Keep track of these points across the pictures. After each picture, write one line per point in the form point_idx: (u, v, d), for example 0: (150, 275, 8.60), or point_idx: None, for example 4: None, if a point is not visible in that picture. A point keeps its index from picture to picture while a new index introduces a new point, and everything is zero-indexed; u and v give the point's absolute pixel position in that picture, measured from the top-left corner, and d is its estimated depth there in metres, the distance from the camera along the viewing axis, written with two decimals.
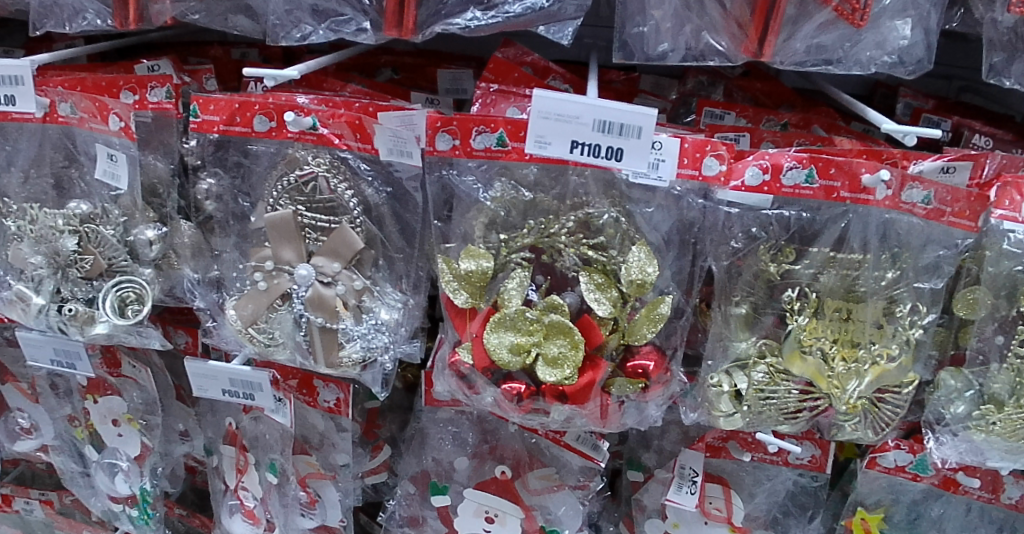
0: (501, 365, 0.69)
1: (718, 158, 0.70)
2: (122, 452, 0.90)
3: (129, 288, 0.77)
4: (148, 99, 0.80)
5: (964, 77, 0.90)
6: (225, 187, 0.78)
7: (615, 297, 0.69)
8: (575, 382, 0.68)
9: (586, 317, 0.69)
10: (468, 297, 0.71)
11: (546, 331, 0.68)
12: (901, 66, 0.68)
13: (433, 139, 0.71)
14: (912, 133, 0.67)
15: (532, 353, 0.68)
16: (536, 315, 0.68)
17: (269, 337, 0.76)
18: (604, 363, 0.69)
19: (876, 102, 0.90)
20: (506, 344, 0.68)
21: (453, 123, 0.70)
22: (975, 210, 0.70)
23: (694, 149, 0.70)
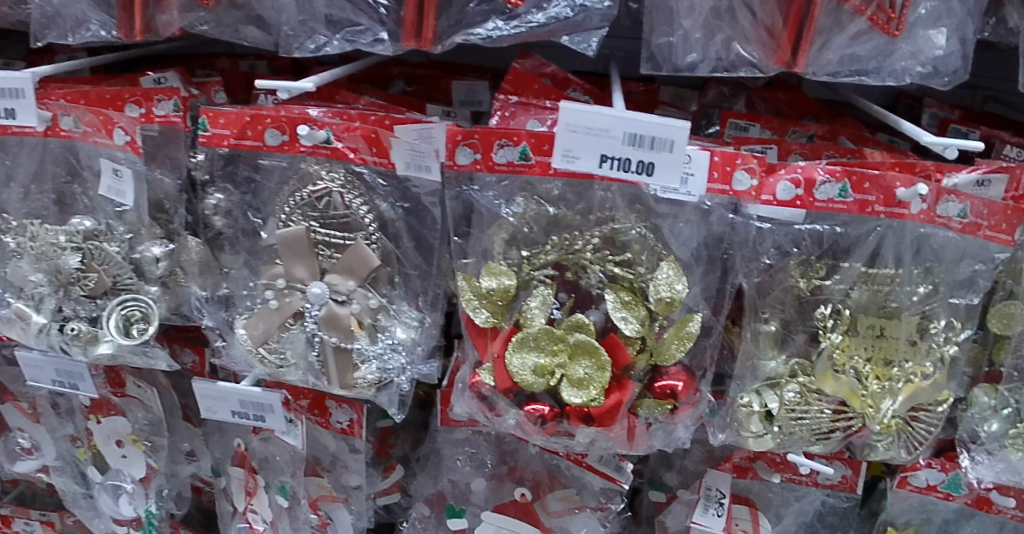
0: (525, 387, 0.65)
1: (749, 171, 0.68)
2: (127, 474, 0.87)
3: (134, 307, 0.75)
4: (154, 112, 0.76)
5: (989, 87, 0.87)
6: (234, 203, 0.75)
7: (643, 316, 0.66)
8: (603, 404, 0.65)
9: (614, 337, 0.66)
10: (490, 316, 0.68)
11: (572, 352, 0.65)
12: (936, 76, 0.65)
13: (453, 153, 0.68)
14: (953, 146, 0.65)
15: (557, 375, 0.65)
16: (561, 335, 0.65)
17: (280, 358, 0.73)
18: (631, 384, 0.66)
19: (900, 112, 0.87)
20: (529, 366, 0.65)
21: (474, 136, 0.67)
22: (1012, 224, 0.68)
23: (723, 163, 0.67)
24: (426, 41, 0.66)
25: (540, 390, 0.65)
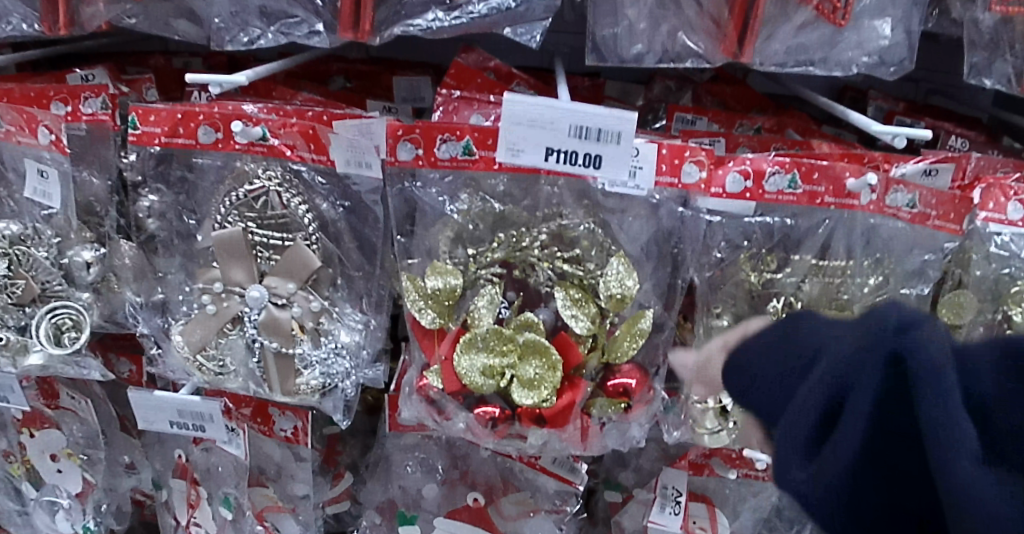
0: (474, 389, 0.63)
1: (698, 164, 0.66)
2: (62, 489, 0.84)
3: (65, 314, 0.71)
4: (82, 110, 0.73)
5: (931, 81, 0.87)
6: (168, 204, 0.72)
7: (594, 314, 0.64)
8: (554, 404, 0.63)
9: (564, 336, 0.64)
10: (437, 317, 0.66)
11: (521, 352, 0.63)
12: (881, 66, 0.65)
13: (394, 148, 0.66)
14: (902, 135, 0.64)
15: (506, 376, 0.63)
16: (509, 335, 0.63)
17: (219, 365, 0.70)
18: (583, 383, 0.64)
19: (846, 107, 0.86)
20: (478, 368, 0.63)
21: (415, 131, 0.66)
22: (960, 213, 0.68)
23: (671, 155, 0.66)
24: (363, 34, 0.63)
25: (490, 393, 0.63)
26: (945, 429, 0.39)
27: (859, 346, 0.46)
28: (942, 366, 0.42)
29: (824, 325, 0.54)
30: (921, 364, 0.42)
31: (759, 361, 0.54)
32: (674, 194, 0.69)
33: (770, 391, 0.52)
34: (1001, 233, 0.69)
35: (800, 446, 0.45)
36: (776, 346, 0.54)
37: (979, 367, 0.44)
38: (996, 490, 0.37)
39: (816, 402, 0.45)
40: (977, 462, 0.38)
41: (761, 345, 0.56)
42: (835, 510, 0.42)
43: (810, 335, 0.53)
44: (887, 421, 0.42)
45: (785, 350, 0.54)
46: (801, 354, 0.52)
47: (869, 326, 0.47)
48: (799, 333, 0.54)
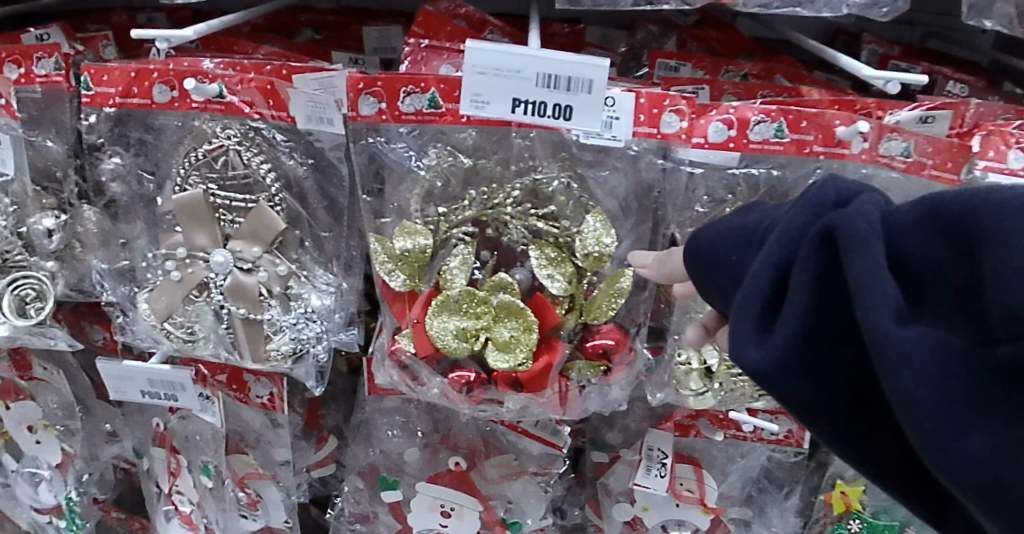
0: (448, 354, 0.61)
1: (678, 113, 0.63)
2: (42, 460, 0.83)
3: (27, 285, 0.68)
4: (35, 71, 0.69)
5: (929, 23, 0.83)
6: (129, 167, 0.69)
7: (571, 274, 0.62)
8: (531, 369, 0.61)
9: (541, 296, 0.62)
10: (406, 280, 0.63)
11: (496, 314, 0.61)
12: (874, 7, 0.61)
13: (356, 103, 0.63)
14: (895, 80, 0.60)
15: (481, 340, 0.61)
16: (483, 297, 0.61)
17: (188, 332, 0.68)
18: (560, 345, 0.62)
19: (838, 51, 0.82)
20: (451, 332, 0.60)
21: (377, 84, 0.63)
22: (957, 162, 0.64)
23: (650, 105, 0.63)
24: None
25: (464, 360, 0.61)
26: (868, 290, 0.36)
27: (802, 216, 0.42)
28: (872, 231, 0.38)
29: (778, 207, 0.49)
30: (851, 233, 0.38)
31: (711, 243, 0.50)
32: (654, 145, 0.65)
33: (722, 273, 0.48)
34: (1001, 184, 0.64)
35: (746, 325, 0.42)
36: (730, 225, 0.50)
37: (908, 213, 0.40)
38: (921, 347, 0.35)
39: (756, 278, 0.42)
40: (900, 320, 0.36)
41: (716, 227, 0.51)
42: (791, 383, 0.40)
43: (761, 214, 0.49)
44: (826, 289, 0.40)
45: (735, 226, 0.50)
46: (756, 231, 0.48)
47: (809, 198, 0.43)
48: (754, 215, 0.50)
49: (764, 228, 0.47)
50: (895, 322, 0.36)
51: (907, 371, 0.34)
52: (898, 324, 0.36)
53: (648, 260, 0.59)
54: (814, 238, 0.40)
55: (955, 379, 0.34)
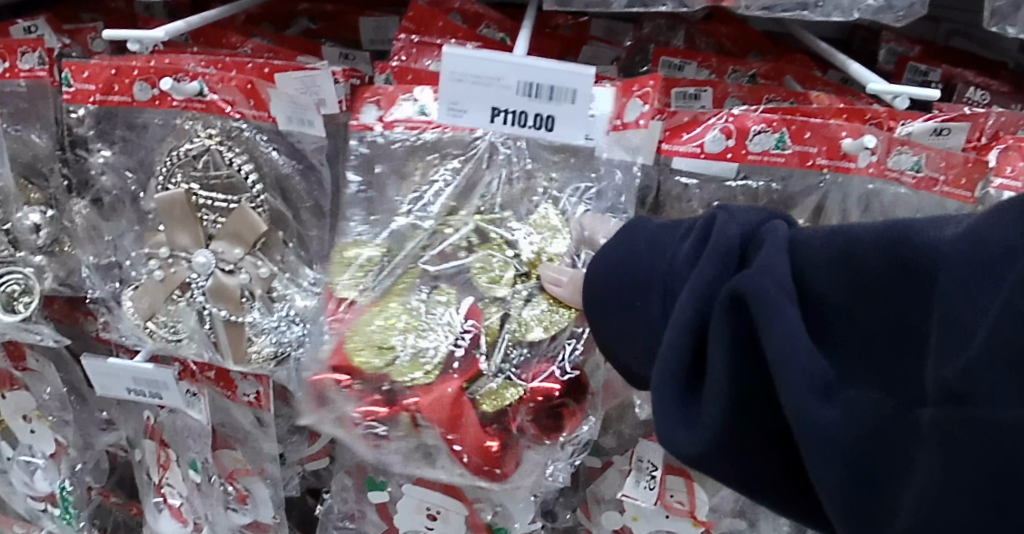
0: (359, 367, 0.52)
1: (642, 97, 0.60)
2: (37, 449, 0.83)
3: (13, 280, 0.68)
4: (19, 66, 0.68)
5: (954, 21, 0.78)
6: (115, 163, 0.68)
7: (509, 280, 0.55)
8: (437, 385, 0.52)
9: (474, 306, 0.55)
10: (348, 279, 0.57)
11: (421, 319, 0.54)
12: (888, 12, 0.57)
13: (360, 109, 0.63)
14: (906, 94, 0.58)
15: (398, 348, 0.52)
16: (421, 303, 0.55)
17: (171, 332, 0.66)
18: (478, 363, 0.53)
19: (857, 48, 0.78)
20: (367, 338, 0.53)
21: (379, 92, 0.63)
22: (972, 178, 0.61)
23: (620, 95, 0.61)
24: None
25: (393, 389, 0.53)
26: (790, 366, 0.35)
27: (707, 270, 0.42)
28: (782, 295, 0.38)
29: (670, 236, 0.48)
30: (763, 301, 0.37)
31: (606, 275, 0.50)
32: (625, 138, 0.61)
33: (628, 314, 0.49)
34: None
35: (668, 401, 0.41)
36: (623, 254, 0.49)
37: (828, 267, 0.39)
38: (841, 425, 0.34)
39: (669, 347, 0.42)
40: (827, 394, 0.35)
41: (614, 260, 0.49)
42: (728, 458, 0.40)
43: (653, 244, 0.48)
44: (746, 355, 0.39)
45: (626, 250, 0.49)
46: (653, 269, 0.47)
47: (713, 248, 0.43)
48: (645, 239, 0.49)
49: (662, 268, 0.46)
50: (818, 397, 0.35)
51: (829, 450, 0.34)
52: (823, 398, 0.35)
53: (560, 278, 0.55)
54: (723, 299, 0.39)
55: (881, 454, 0.34)
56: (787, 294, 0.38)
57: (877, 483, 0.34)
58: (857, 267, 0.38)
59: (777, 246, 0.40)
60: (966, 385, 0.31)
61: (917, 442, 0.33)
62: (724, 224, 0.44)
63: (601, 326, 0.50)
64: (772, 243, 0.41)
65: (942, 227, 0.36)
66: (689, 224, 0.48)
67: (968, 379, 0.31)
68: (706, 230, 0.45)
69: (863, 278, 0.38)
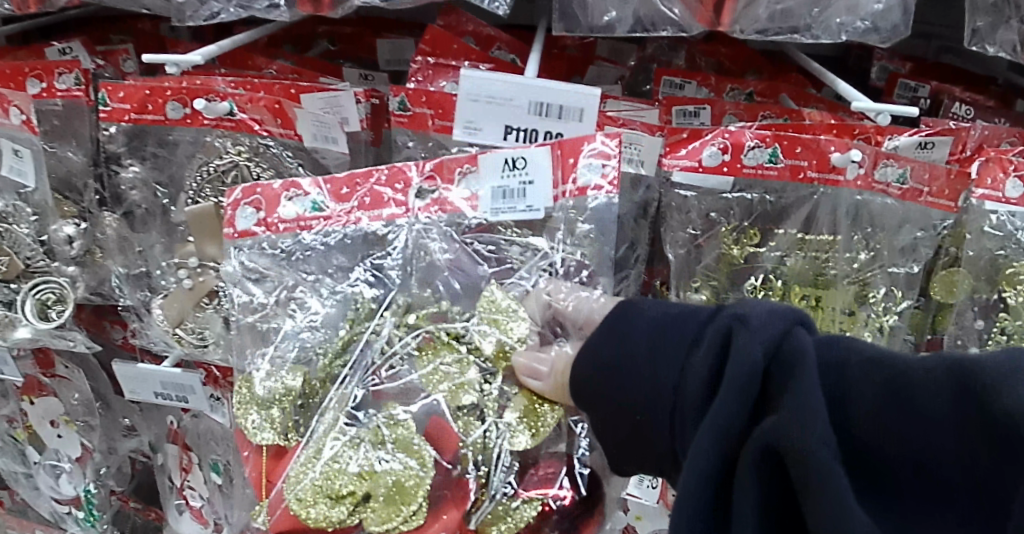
0: (310, 524, 0.48)
1: (599, 159, 0.57)
2: (63, 453, 0.87)
3: (48, 289, 0.72)
4: (56, 86, 0.72)
5: (945, 38, 0.81)
6: (145, 178, 0.72)
7: (472, 381, 0.52)
8: (428, 526, 0.48)
9: (449, 432, 0.50)
10: (269, 429, 0.54)
11: (369, 454, 0.50)
12: (874, 34, 0.61)
13: (234, 216, 0.60)
14: (887, 111, 0.62)
15: (356, 494, 0.49)
16: (366, 435, 0.51)
17: (199, 337, 0.70)
18: (471, 485, 0.50)
19: (851, 66, 0.83)
20: (312, 491, 0.49)
21: (255, 192, 0.60)
22: (954, 188, 0.66)
23: (565, 154, 0.58)
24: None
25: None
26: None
27: (733, 402, 0.38)
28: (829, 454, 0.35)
29: (660, 331, 0.45)
30: (815, 469, 0.35)
31: (602, 374, 0.46)
32: (580, 207, 0.58)
33: (631, 419, 0.44)
34: (997, 211, 0.65)
35: None
36: (621, 352, 0.45)
37: (871, 395, 0.37)
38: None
39: (693, 492, 0.38)
40: None
41: (603, 363, 0.46)
42: None
43: (647, 342, 0.44)
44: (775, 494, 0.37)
45: (614, 347, 0.46)
46: (660, 377, 0.43)
47: (736, 371, 0.38)
48: (646, 337, 0.45)
49: (670, 382, 0.42)
50: None
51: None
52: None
53: (542, 368, 0.51)
54: (754, 455, 0.36)
55: None
56: (836, 453, 0.35)
57: None
58: (916, 408, 0.36)
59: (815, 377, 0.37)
60: None
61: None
62: (746, 341, 0.39)
63: (602, 427, 0.47)
64: (808, 375, 0.37)
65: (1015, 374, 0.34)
66: (700, 321, 0.43)
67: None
68: (724, 340, 0.41)
69: (922, 422, 0.36)
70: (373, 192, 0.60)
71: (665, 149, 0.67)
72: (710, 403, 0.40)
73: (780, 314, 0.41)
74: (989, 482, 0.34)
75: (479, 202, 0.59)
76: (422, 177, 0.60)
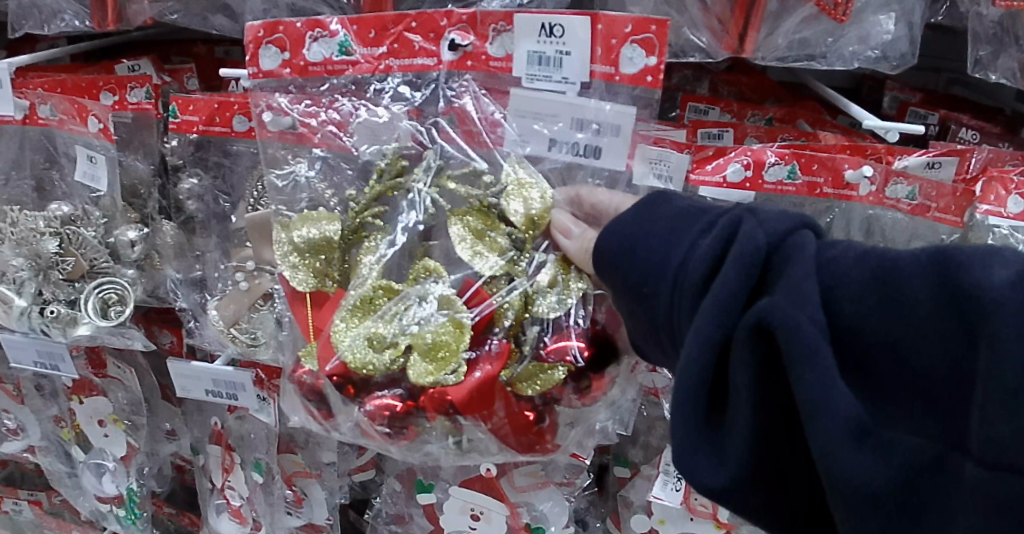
0: (361, 371, 0.55)
1: (643, 47, 0.59)
2: (109, 453, 0.90)
3: (111, 289, 0.76)
4: (128, 99, 0.79)
5: (953, 70, 0.88)
6: (206, 188, 0.78)
7: (503, 247, 0.59)
8: (469, 379, 0.55)
9: (478, 289, 0.58)
10: (309, 278, 0.60)
11: (412, 313, 0.56)
12: (884, 62, 0.67)
13: (258, 55, 0.63)
14: (896, 129, 0.68)
15: (400, 346, 0.55)
16: (409, 294, 0.57)
17: (251, 337, 0.74)
18: (504, 343, 0.56)
19: (864, 95, 0.89)
20: (360, 341, 0.56)
21: (278, 32, 0.62)
22: (960, 205, 0.71)
23: (607, 33, 0.60)
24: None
25: (421, 390, 0.56)
26: (822, 402, 0.38)
27: (733, 276, 0.43)
28: (816, 338, 0.40)
29: (679, 220, 0.51)
30: (799, 346, 0.40)
31: (618, 258, 0.52)
32: (614, 90, 0.61)
33: (639, 294, 0.51)
34: (1000, 226, 0.69)
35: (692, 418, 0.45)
36: (638, 233, 0.52)
37: (857, 280, 0.42)
38: (878, 475, 0.37)
39: (693, 362, 0.44)
40: (857, 430, 0.38)
41: (623, 244, 0.52)
42: (754, 479, 0.44)
43: (664, 227, 0.51)
44: (765, 374, 0.43)
45: (638, 234, 0.52)
46: (669, 258, 0.49)
47: (741, 250, 0.44)
48: (665, 222, 0.51)
49: (678, 258, 0.48)
50: (852, 446, 0.38)
51: (867, 502, 0.38)
52: (858, 443, 0.38)
53: (572, 234, 0.58)
54: (747, 331, 0.42)
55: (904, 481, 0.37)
56: (822, 334, 0.40)
57: (906, 512, 0.38)
58: (897, 296, 0.40)
59: (808, 268, 0.42)
60: (1004, 432, 0.34)
61: (956, 490, 0.37)
62: (753, 229, 0.45)
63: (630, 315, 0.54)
64: (801, 266, 0.43)
65: (989, 264, 0.37)
66: (711, 215, 0.49)
67: (1017, 445, 0.34)
68: (732, 228, 0.46)
69: (902, 312, 0.40)
70: (401, 39, 0.63)
71: (692, 166, 0.72)
72: (710, 281, 0.46)
73: (788, 215, 0.47)
74: (957, 359, 0.38)
75: (514, 65, 0.62)
76: (456, 29, 0.62)
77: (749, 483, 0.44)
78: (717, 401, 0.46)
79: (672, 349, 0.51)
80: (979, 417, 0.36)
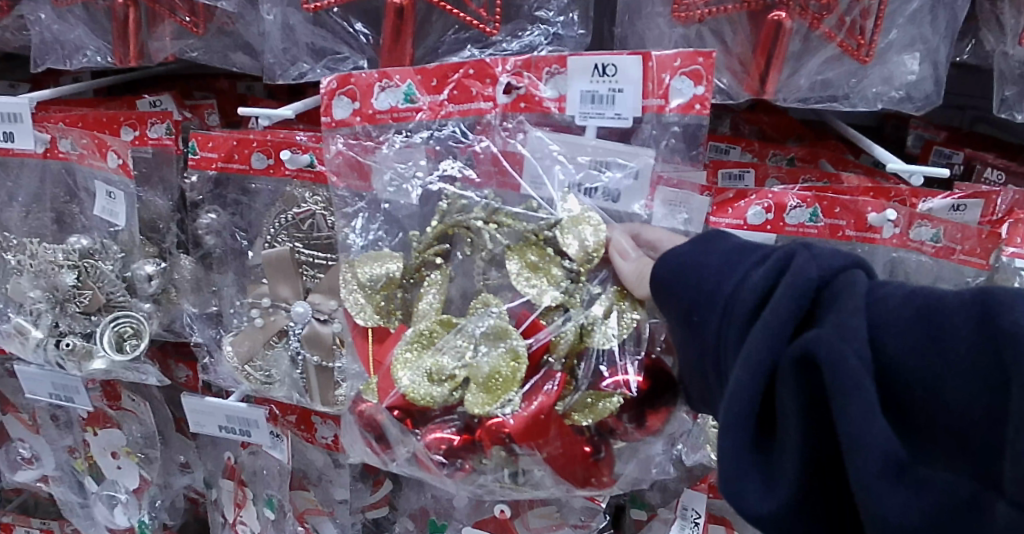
0: (419, 403, 0.55)
1: (693, 77, 0.59)
2: (121, 484, 0.90)
3: (127, 323, 0.76)
4: (148, 135, 0.80)
5: (977, 107, 0.86)
6: (224, 224, 0.78)
7: (558, 279, 0.58)
8: (523, 411, 0.53)
9: (534, 321, 0.57)
10: (373, 313, 0.60)
11: (471, 345, 0.56)
12: (908, 102, 0.66)
13: (330, 107, 0.65)
14: (918, 172, 0.67)
15: (457, 379, 0.55)
16: (466, 326, 0.57)
17: (266, 375, 0.73)
18: (560, 374, 0.55)
19: (888, 133, 0.88)
20: (420, 376, 0.55)
21: (349, 85, 0.64)
22: (986, 248, 0.69)
23: (658, 69, 0.60)
24: (494, 26, 0.65)
25: (479, 423, 0.55)
26: (860, 438, 0.37)
27: (785, 307, 0.42)
28: (862, 373, 0.39)
29: (732, 252, 0.50)
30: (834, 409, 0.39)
31: (669, 285, 0.51)
32: (665, 121, 0.62)
33: (689, 325, 0.50)
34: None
35: (740, 444, 0.43)
36: (691, 262, 0.51)
37: (899, 313, 0.41)
38: (911, 512, 0.36)
39: (742, 387, 0.42)
40: (893, 471, 0.37)
41: (675, 270, 0.51)
42: (800, 506, 0.43)
43: (716, 256, 0.50)
44: (814, 404, 0.41)
45: (692, 264, 0.50)
46: (718, 287, 0.48)
47: (792, 282, 0.43)
48: (719, 254, 0.50)
49: (727, 288, 0.47)
50: (887, 483, 0.37)
51: None
52: (894, 480, 0.37)
53: (629, 255, 0.58)
54: (794, 360, 0.41)
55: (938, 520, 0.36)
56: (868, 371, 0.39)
57: None
58: (936, 333, 0.39)
59: (858, 304, 0.41)
60: None
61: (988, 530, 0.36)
62: (806, 262, 0.44)
63: (680, 345, 0.53)
64: (851, 302, 0.41)
65: None
66: (764, 250, 0.48)
67: None
68: (785, 260, 0.45)
69: (942, 349, 0.38)
70: (460, 85, 0.64)
71: (712, 208, 0.71)
72: (759, 313, 0.45)
73: (840, 253, 0.46)
74: (994, 400, 0.36)
75: (567, 105, 0.62)
76: (511, 73, 0.63)
77: (793, 512, 0.43)
78: (765, 428, 0.45)
79: (717, 380, 0.50)
80: (1012, 458, 0.35)
